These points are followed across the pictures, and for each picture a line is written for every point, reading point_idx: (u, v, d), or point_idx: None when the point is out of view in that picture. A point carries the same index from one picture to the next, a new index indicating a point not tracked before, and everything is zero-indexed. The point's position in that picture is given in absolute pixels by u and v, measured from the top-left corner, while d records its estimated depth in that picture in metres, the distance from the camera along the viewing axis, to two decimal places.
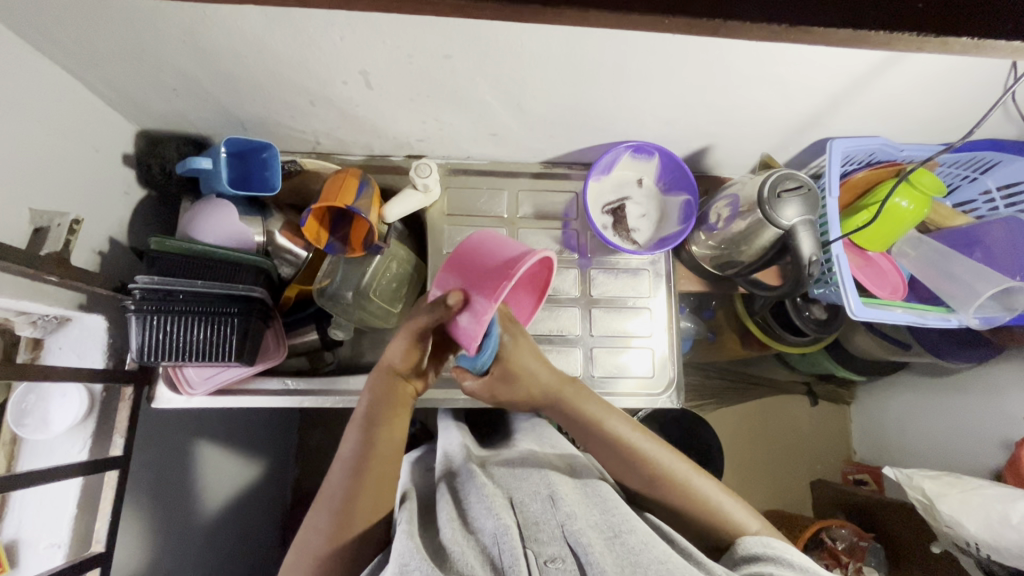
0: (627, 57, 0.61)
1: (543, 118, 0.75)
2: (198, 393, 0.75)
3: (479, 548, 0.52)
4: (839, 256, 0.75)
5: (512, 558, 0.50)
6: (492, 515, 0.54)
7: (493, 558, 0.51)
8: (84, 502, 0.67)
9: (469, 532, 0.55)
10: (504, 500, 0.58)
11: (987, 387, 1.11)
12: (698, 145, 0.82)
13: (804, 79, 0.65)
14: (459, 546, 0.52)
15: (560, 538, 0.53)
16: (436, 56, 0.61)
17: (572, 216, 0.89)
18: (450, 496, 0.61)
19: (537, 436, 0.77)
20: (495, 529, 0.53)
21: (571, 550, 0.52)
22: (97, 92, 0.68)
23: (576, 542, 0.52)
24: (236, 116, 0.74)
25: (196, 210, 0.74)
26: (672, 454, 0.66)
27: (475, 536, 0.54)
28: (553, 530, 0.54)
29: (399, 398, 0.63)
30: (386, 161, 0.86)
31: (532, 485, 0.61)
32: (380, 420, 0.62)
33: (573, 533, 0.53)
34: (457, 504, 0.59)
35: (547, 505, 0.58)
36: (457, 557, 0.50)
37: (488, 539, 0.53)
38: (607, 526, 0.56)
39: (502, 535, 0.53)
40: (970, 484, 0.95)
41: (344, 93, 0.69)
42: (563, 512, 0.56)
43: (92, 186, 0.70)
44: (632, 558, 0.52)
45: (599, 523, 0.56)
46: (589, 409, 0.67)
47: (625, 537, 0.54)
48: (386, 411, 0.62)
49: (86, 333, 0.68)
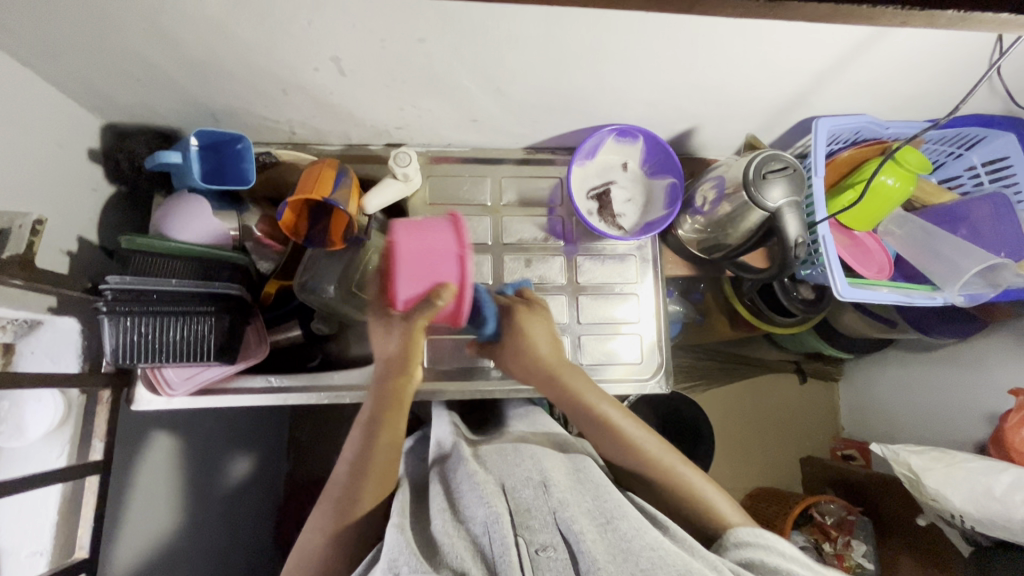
0: (608, 38, 0.59)
1: (525, 103, 0.73)
2: (179, 394, 0.73)
3: (469, 539, 0.52)
4: (825, 237, 0.74)
5: (502, 547, 0.50)
6: (483, 504, 0.54)
7: (483, 550, 0.51)
8: (66, 509, 0.66)
9: (459, 522, 0.54)
10: (495, 487, 0.57)
11: (971, 362, 1.12)
12: (683, 127, 0.81)
13: (790, 57, 0.63)
14: (451, 539, 0.51)
15: (552, 526, 0.54)
16: (410, 41, 0.59)
17: (556, 202, 0.88)
18: (442, 487, 0.60)
19: (530, 422, 0.77)
20: (486, 518, 0.52)
21: (563, 538, 0.52)
22: (56, 84, 0.65)
23: (568, 530, 0.53)
24: (206, 107, 0.72)
25: (167, 206, 0.72)
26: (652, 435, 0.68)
27: (466, 527, 0.53)
28: (545, 517, 0.54)
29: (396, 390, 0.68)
30: (365, 150, 0.83)
31: (524, 470, 0.60)
32: (381, 413, 0.66)
33: (566, 520, 0.53)
34: (448, 492, 0.59)
35: (539, 492, 0.57)
36: (448, 549, 0.50)
37: (479, 528, 0.52)
38: (599, 513, 0.56)
39: (493, 524, 0.52)
40: (955, 458, 0.96)
41: (317, 80, 0.67)
42: (555, 499, 0.56)
43: (56, 183, 0.67)
44: (623, 545, 0.51)
45: (591, 510, 0.56)
46: (580, 390, 0.70)
47: (617, 523, 0.54)
48: (387, 406, 0.66)
49: (58, 336, 0.66)
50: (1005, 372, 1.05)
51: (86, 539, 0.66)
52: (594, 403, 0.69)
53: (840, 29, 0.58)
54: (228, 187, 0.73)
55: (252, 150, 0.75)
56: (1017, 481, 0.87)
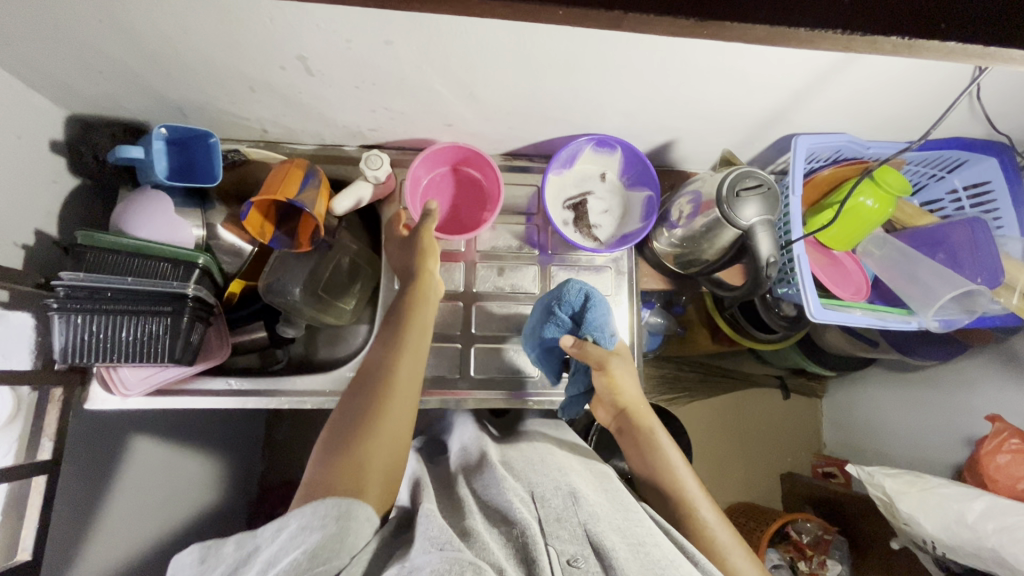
0: (580, 48, 0.58)
1: (499, 109, 0.72)
2: (134, 394, 0.70)
3: (508, 542, 0.54)
4: (800, 257, 0.73)
5: (533, 552, 0.51)
6: (514, 507, 0.57)
7: (518, 551, 0.53)
8: (11, 511, 0.64)
9: (493, 524, 0.57)
10: (525, 495, 0.60)
11: (951, 385, 1.11)
12: (662, 139, 0.80)
13: (766, 72, 0.62)
14: (484, 534, 0.54)
15: (582, 538, 0.53)
16: (376, 42, 0.58)
17: (533, 211, 0.86)
18: (471, 491, 0.63)
19: (556, 429, 0.81)
20: (519, 522, 0.54)
21: (593, 549, 0.52)
22: (15, 73, 0.63)
23: (598, 543, 0.52)
24: (172, 101, 0.70)
25: (128, 201, 0.69)
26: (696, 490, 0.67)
27: (504, 528, 0.56)
28: (574, 528, 0.55)
29: (418, 303, 0.68)
30: (339, 151, 0.82)
31: (553, 480, 0.62)
32: (401, 331, 0.66)
33: (596, 534, 0.53)
34: (481, 504, 0.61)
35: (568, 502, 0.58)
36: (479, 538, 0.52)
37: (512, 532, 0.54)
38: (631, 533, 0.55)
39: (524, 528, 0.54)
40: (929, 482, 0.95)
41: (283, 79, 0.65)
42: (585, 511, 0.56)
43: (13, 174, 0.65)
44: (657, 569, 0.50)
45: (622, 528, 0.55)
46: (657, 436, 0.71)
47: (651, 548, 0.53)
48: (409, 317, 0.67)
49: (11, 332, 0.64)
50: (985, 396, 1.04)
51: (28, 541, 0.64)
52: (651, 429, 0.71)
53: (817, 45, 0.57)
54: (192, 184, 0.71)
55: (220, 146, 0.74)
56: (988, 509, 0.86)
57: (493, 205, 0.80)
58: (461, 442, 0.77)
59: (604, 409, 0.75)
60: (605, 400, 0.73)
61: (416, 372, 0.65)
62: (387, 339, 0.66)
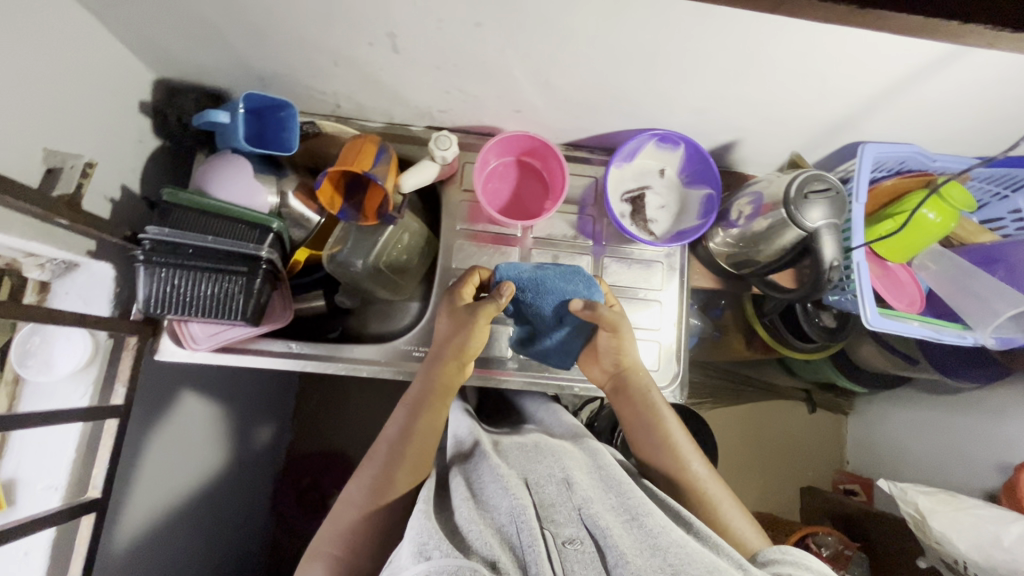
0: (664, 40, 0.59)
1: (570, 98, 0.73)
2: (202, 348, 0.74)
3: (495, 527, 0.55)
4: (860, 263, 0.73)
5: (530, 537, 0.52)
6: (508, 495, 0.56)
7: (511, 538, 0.53)
8: (83, 449, 0.67)
9: (483, 510, 0.57)
10: (518, 479, 0.61)
11: (988, 409, 1.09)
12: (726, 139, 0.80)
13: (844, 76, 0.63)
14: (476, 525, 0.54)
15: (576, 520, 0.56)
16: (467, 24, 0.60)
17: (588, 201, 0.87)
18: (464, 478, 0.63)
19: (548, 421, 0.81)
20: (512, 509, 0.55)
21: (588, 532, 0.55)
22: (116, 34, 0.66)
23: (594, 525, 0.55)
24: (256, 71, 0.73)
25: (208, 163, 0.72)
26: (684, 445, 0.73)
27: (491, 515, 0.56)
28: (569, 512, 0.57)
29: (444, 383, 0.71)
30: (406, 130, 0.84)
31: (546, 468, 0.63)
32: (426, 405, 0.70)
33: (591, 516, 0.56)
34: (472, 490, 0.61)
35: (563, 488, 0.60)
36: (475, 537, 0.52)
37: (505, 518, 0.55)
38: (625, 509, 0.59)
39: (520, 515, 0.54)
40: (964, 503, 0.94)
41: (368, 55, 0.67)
42: (578, 495, 0.59)
43: (106, 130, 0.68)
44: (651, 541, 0.55)
45: (616, 506, 0.59)
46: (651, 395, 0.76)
47: (643, 520, 0.57)
48: (436, 393, 0.71)
49: (93, 280, 0.69)
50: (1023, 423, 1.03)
51: (98, 479, 0.67)
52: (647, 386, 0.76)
53: (901, 51, 0.58)
54: (269, 152, 0.74)
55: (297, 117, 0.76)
56: None
57: (554, 199, 0.82)
58: (455, 430, 0.76)
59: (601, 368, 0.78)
60: (607, 359, 0.76)
61: (425, 449, 0.68)
62: (407, 410, 0.70)
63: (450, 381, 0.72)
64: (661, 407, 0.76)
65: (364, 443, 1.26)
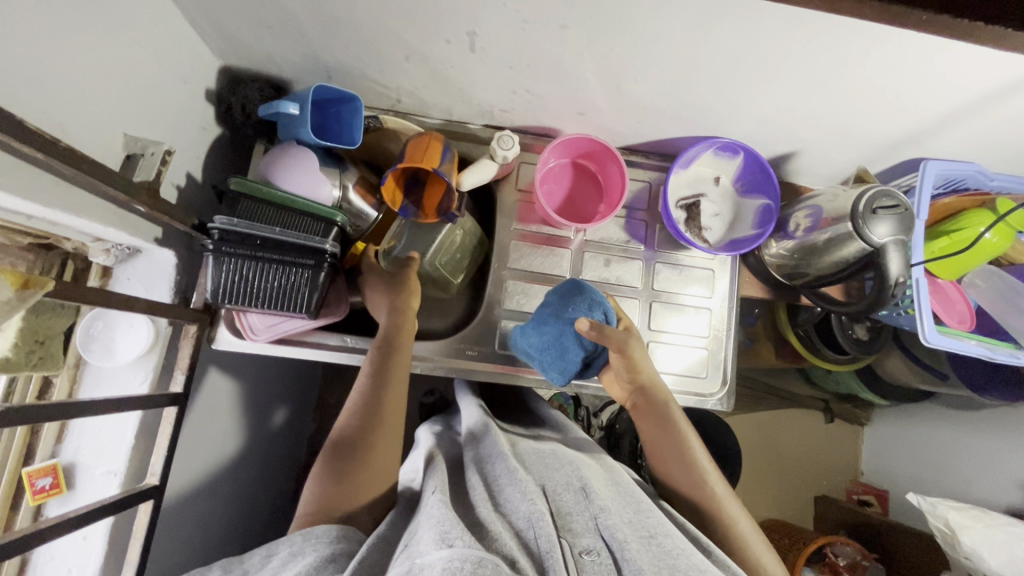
0: (749, 50, 0.59)
1: (637, 103, 0.73)
2: (261, 340, 0.75)
3: (512, 531, 0.55)
4: (918, 280, 0.73)
5: (548, 544, 0.53)
6: (526, 500, 0.58)
7: (528, 541, 0.54)
8: (140, 436, 0.67)
9: (502, 513, 0.58)
10: (537, 488, 0.62)
11: (1013, 428, 1.10)
12: (784, 150, 0.81)
13: (922, 92, 0.63)
14: (496, 524, 0.55)
15: (593, 531, 0.57)
16: (551, 26, 0.59)
17: (639, 206, 0.87)
18: (482, 477, 0.65)
19: (561, 430, 0.83)
20: (529, 513, 0.56)
21: (605, 544, 0.55)
22: (192, 21, 0.66)
23: (611, 537, 0.56)
24: (325, 63, 0.72)
25: (275, 155, 0.72)
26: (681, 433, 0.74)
27: (508, 518, 0.57)
28: (586, 521, 0.58)
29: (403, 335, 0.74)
30: (464, 128, 0.84)
31: (565, 475, 0.65)
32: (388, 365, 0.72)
33: (608, 528, 0.57)
34: (488, 490, 0.62)
35: (580, 497, 0.61)
36: (495, 533, 0.53)
37: (523, 522, 0.56)
38: (643, 527, 0.59)
39: (537, 520, 0.55)
40: (995, 520, 0.94)
41: (443, 53, 0.67)
42: (597, 505, 0.60)
43: (175, 117, 0.68)
44: (668, 560, 0.54)
45: (635, 522, 0.59)
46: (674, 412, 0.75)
47: (661, 540, 0.57)
48: (396, 348, 0.73)
49: (154, 267, 0.68)
50: None
51: (157, 467, 0.66)
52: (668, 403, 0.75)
53: (984, 72, 0.58)
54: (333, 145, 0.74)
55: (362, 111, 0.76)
56: None
57: (611, 204, 0.83)
58: (466, 424, 0.79)
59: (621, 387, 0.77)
60: (623, 376, 0.75)
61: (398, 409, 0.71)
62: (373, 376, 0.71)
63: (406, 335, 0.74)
64: (662, 394, 0.76)
65: None
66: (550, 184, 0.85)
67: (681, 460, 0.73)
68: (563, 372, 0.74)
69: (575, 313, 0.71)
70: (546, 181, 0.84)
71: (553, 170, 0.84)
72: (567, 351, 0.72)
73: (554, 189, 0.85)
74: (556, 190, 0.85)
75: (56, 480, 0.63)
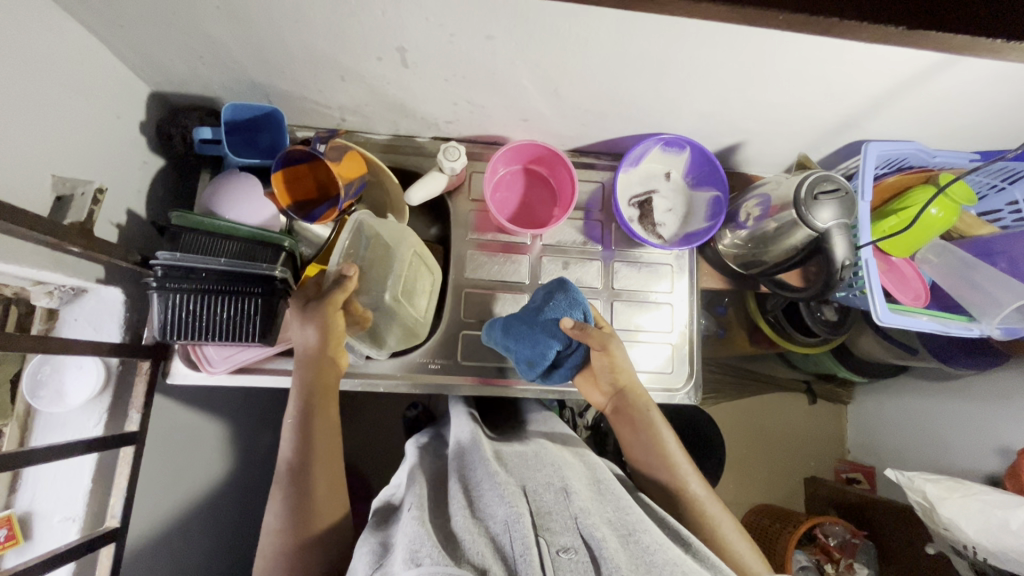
0: (675, 48, 0.59)
1: (577, 105, 0.73)
2: (219, 371, 0.74)
3: (488, 536, 0.55)
4: (867, 261, 0.74)
5: (523, 546, 0.52)
6: (505, 503, 0.57)
7: (503, 548, 0.53)
8: (98, 478, 0.66)
9: (479, 520, 0.57)
10: (517, 488, 0.61)
11: (984, 397, 1.10)
12: (730, 141, 0.81)
13: (852, 78, 0.63)
14: (471, 534, 0.54)
15: (573, 530, 0.56)
16: (478, 37, 0.59)
17: (594, 207, 0.88)
18: (462, 484, 0.64)
19: (546, 423, 0.85)
20: (507, 516, 0.55)
21: (584, 542, 0.55)
22: (120, 55, 0.65)
23: (590, 536, 0.55)
24: (261, 88, 0.72)
25: (217, 184, 0.73)
26: (654, 424, 0.75)
27: (486, 523, 0.56)
28: (566, 521, 0.57)
29: (324, 384, 0.68)
30: (411, 142, 0.84)
31: (545, 477, 0.64)
32: (314, 410, 0.67)
33: (587, 526, 0.56)
34: (470, 497, 0.61)
35: (559, 497, 0.61)
36: (468, 545, 0.52)
37: (500, 527, 0.55)
38: (621, 524, 0.59)
39: (514, 523, 0.54)
40: (971, 489, 0.91)
41: (377, 70, 0.67)
42: (576, 505, 0.59)
43: (110, 153, 0.67)
44: (646, 557, 0.54)
45: (613, 520, 0.60)
46: (651, 414, 0.75)
47: (639, 537, 0.57)
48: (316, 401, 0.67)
49: (101, 305, 0.67)
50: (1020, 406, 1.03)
51: (117, 509, 0.66)
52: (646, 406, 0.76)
53: (910, 55, 0.58)
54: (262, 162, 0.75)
55: (286, 122, 0.76)
56: None
57: (564, 207, 0.83)
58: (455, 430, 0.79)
59: (601, 391, 0.77)
60: (604, 377, 0.75)
61: (332, 454, 0.66)
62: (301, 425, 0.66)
63: (326, 380, 0.68)
64: (634, 387, 0.76)
65: (372, 457, 1.24)
66: (501, 190, 0.85)
67: (648, 449, 0.74)
68: (532, 363, 0.73)
69: (555, 309, 0.71)
70: (496, 187, 0.85)
71: (502, 175, 0.85)
72: (539, 344, 0.72)
73: (506, 194, 0.85)
74: (508, 194, 0.85)
75: (11, 532, 0.61)
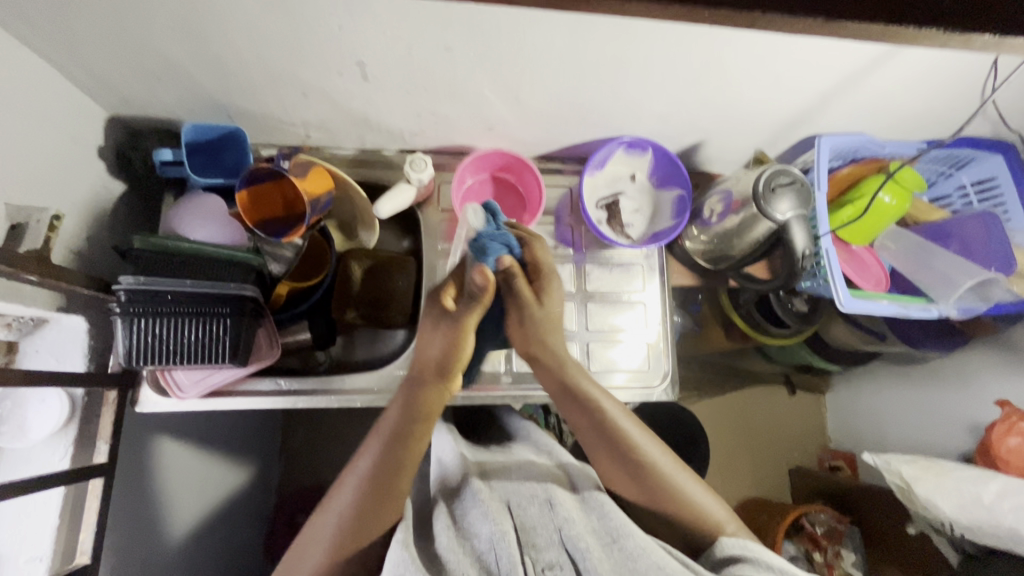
0: (628, 51, 0.61)
1: (539, 112, 0.75)
2: (189, 396, 0.73)
3: (474, 556, 0.54)
4: (827, 250, 0.77)
5: (509, 565, 0.52)
6: (489, 521, 0.56)
7: (489, 564, 0.53)
8: (68, 514, 0.64)
9: (465, 539, 0.56)
10: (500, 504, 0.60)
11: (951, 377, 1.14)
12: (690, 141, 0.83)
13: (799, 75, 0.66)
14: (455, 553, 0.54)
15: (557, 543, 0.56)
16: (436, 48, 0.60)
17: (564, 212, 0.89)
18: (447, 505, 0.62)
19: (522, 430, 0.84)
20: (492, 534, 0.55)
21: (569, 555, 0.55)
22: (74, 81, 0.64)
23: (574, 547, 0.55)
24: (222, 107, 0.72)
25: (181, 206, 0.73)
26: (591, 383, 0.70)
27: (471, 543, 0.56)
28: (550, 534, 0.57)
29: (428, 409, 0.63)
30: (378, 155, 0.85)
31: (530, 489, 0.63)
32: (406, 434, 0.61)
33: (571, 537, 0.56)
34: (455, 518, 0.60)
35: (545, 509, 0.60)
36: (452, 565, 0.52)
37: (485, 545, 0.55)
38: (607, 531, 0.58)
39: (498, 541, 0.54)
40: (944, 467, 0.94)
41: (339, 85, 0.67)
42: (561, 516, 0.58)
43: (69, 180, 0.66)
44: (630, 564, 0.54)
45: (598, 529, 0.59)
46: (589, 389, 0.69)
47: (623, 542, 0.56)
48: (417, 421, 0.62)
49: (64, 335, 0.65)
50: (986, 383, 1.06)
51: (87, 544, 0.64)
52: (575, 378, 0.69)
53: (850, 50, 0.61)
54: (226, 181, 0.75)
55: (249, 141, 0.76)
56: (1005, 488, 0.85)
57: (532, 212, 0.84)
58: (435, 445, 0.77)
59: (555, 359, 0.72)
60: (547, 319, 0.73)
61: (396, 489, 0.58)
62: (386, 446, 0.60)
63: (436, 401, 0.65)
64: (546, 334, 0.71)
65: None
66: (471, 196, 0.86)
67: (611, 442, 0.66)
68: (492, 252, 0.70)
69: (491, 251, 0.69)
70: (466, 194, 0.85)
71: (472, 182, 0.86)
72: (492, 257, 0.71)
73: (477, 199, 0.86)
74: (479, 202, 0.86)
75: None
